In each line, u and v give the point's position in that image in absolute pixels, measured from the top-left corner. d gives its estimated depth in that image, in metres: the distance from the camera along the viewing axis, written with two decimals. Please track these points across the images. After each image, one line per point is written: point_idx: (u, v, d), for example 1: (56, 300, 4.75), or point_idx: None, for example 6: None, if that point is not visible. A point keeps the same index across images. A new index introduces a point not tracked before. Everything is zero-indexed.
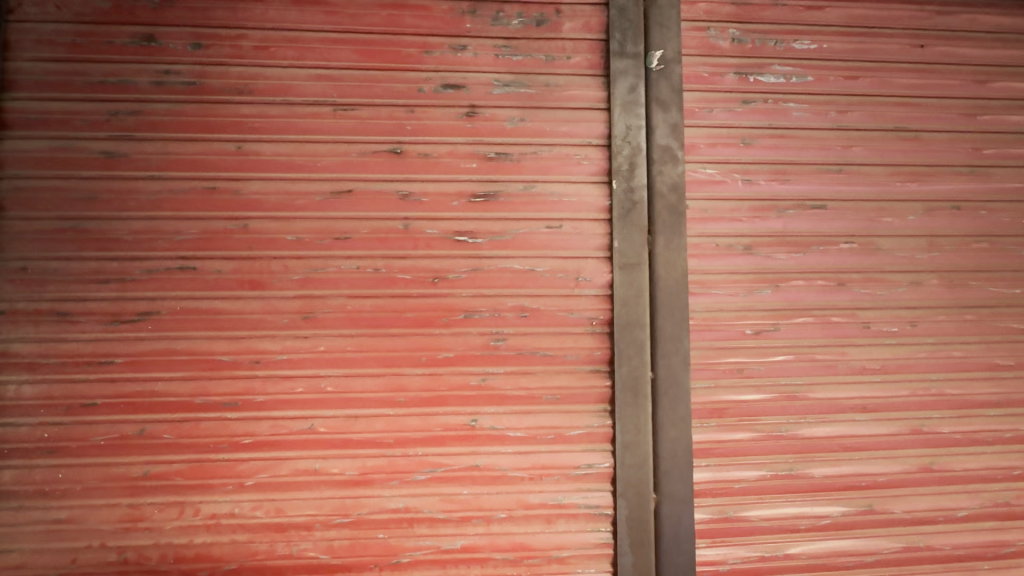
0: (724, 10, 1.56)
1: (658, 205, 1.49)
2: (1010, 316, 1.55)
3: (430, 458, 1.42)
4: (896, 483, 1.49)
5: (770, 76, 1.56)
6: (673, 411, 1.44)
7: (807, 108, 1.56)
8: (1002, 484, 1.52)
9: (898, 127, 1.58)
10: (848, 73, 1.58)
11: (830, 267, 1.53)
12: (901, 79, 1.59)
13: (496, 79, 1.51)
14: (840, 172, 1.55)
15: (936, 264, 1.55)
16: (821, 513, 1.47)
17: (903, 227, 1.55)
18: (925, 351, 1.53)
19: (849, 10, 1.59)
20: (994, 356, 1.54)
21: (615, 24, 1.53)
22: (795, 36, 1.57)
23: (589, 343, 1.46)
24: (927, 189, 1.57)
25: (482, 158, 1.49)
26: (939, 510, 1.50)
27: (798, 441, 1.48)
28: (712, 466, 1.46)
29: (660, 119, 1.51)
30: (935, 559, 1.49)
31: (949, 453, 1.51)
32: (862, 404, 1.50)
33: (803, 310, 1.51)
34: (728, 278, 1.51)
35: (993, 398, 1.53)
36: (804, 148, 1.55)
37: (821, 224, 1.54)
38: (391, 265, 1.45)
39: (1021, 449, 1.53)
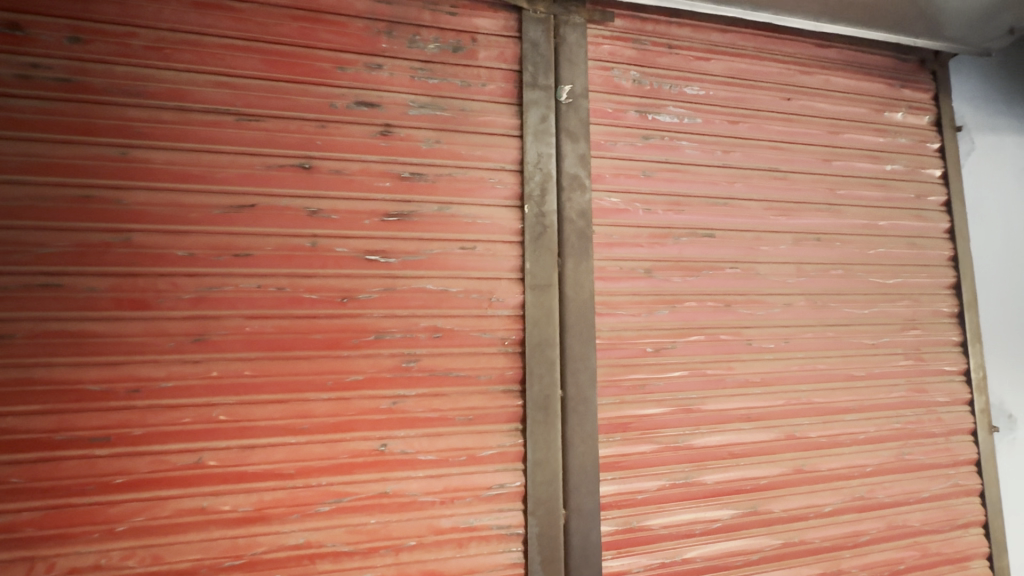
0: (625, 53, 1.71)
1: (567, 229, 1.56)
2: (861, 333, 1.80)
3: (336, 487, 1.35)
4: (775, 484, 1.66)
5: (666, 115, 1.72)
6: (582, 427, 1.50)
7: (698, 146, 1.74)
8: (859, 480, 1.74)
9: (772, 167, 1.80)
10: (731, 118, 1.78)
11: (718, 289, 1.69)
12: (773, 126, 1.82)
13: (412, 100, 1.52)
14: (725, 205, 1.74)
15: (803, 288, 1.77)
16: (713, 517, 1.59)
17: (777, 254, 1.76)
18: (796, 365, 1.73)
19: (731, 63, 1.80)
20: (850, 368, 1.78)
21: (528, 57, 1.61)
22: (687, 82, 1.75)
23: (502, 362, 1.49)
24: (795, 223, 1.79)
25: (396, 177, 1.48)
26: (810, 507, 1.68)
27: (693, 451, 1.60)
28: (617, 478, 1.53)
29: (569, 149, 1.60)
30: (808, 551, 1.66)
31: (817, 455, 1.71)
32: (747, 414, 1.66)
33: (697, 329, 1.65)
34: (631, 300, 1.61)
35: (851, 405, 1.76)
36: (695, 182, 1.72)
37: (710, 251, 1.70)
38: (296, 284, 1.39)
39: (871, 448, 1.77)
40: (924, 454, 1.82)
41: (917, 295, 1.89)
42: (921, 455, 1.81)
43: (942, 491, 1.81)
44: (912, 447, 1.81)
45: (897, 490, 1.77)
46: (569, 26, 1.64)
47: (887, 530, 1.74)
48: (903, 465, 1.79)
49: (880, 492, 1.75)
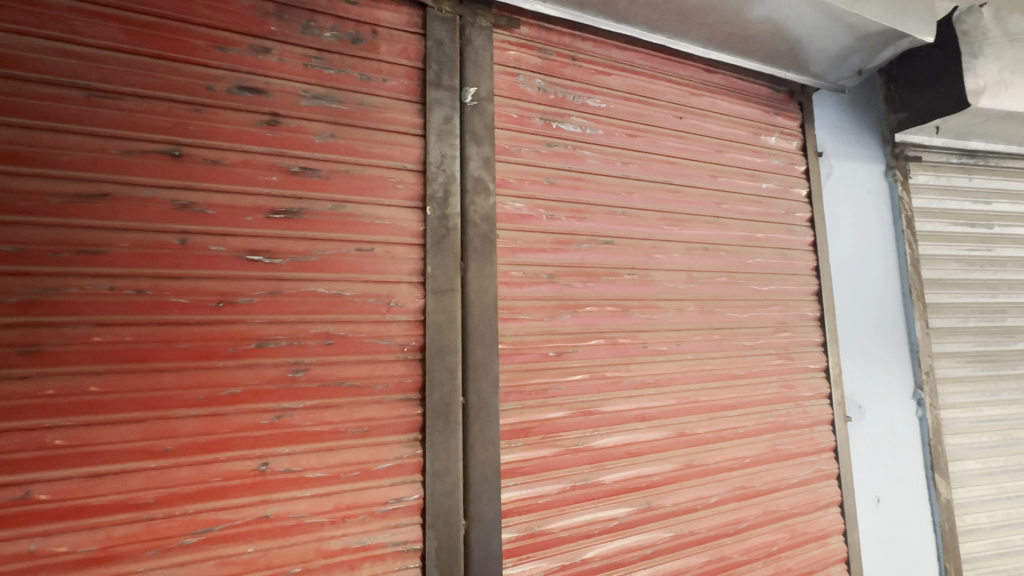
0: (531, 61, 1.73)
1: (470, 233, 1.54)
2: (742, 335, 1.97)
3: (206, 515, 1.20)
4: (666, 480, 1.75)
5: (569, 125, 1.76)
6: (483, 434, 1.47)
7: (599, 156, 1.80)
8: (740, 471, 1.89)
9: (666, 180, 1.92)
10: (629, 131, 1.87)
11: (617, 294, 1.75)
12: (666, 142, 1.94)
13: (304, 90, 1.41)
14: (624, 214, 1.81)
15: (693, 293, 1.89)
16: (611, 515, 1.64)
17: (670, 262, 1.87)
18: (687, 365, 1.84)
19: (629, 79, 1.90)
20: (732, 367, 1.93)
21: (432, 56, 1.57)
22: (589, 94, 1.81)
23: (401, 370, 1.42)
24: (686, 233, 1.92)
25: (284, 171, 1.37)
26: (697, 499, 1.79)
27: (592, 452, 1.64)
28: (519, 484, 1.53)
29: (473, 152, 1.58)
30: (696, 541, 1.77)
31: (703, 449, 1.83)
32: (642, 414, 1.74)
33: (597, 333, 1.70)
34: (534, 305, 1.62)
35: (732, 402, 1.91)
36: (596, 191, 1.78)
37: (610, 257, 1.76)
38: (161, 287, 1.22)
39: (750, 441, 1.93)
40: (793, 444, 2.02)
41: (788, 301, 2.11)
42: (790, 444, 2.01)
43: (808, 477, 2.02)
44: (783, 439, 2.00)
45: (771, 478, 1.95)
46: (474, 28, 1.63)
47: (763, 515, 1.91)
48: (775, 455, 1.98)
49: (757, 481, 1.92)
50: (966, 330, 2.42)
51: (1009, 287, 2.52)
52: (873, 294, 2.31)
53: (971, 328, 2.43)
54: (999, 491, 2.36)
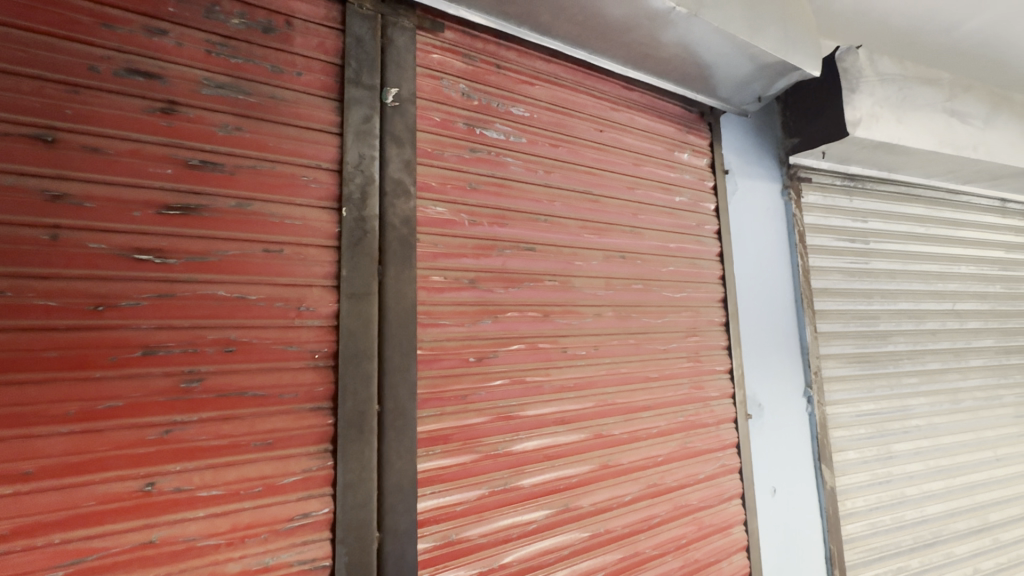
0: (455, 66, 1.73)
1: (389, 236, 1.50)
2: (656, 339, 2.07)
3: (76, 545, 1.07)
4: (584, 481, 1.80)
5: (493, 132, 1.78)
6: (399, 443, 1.43)
7: (521, 164, 1.83)
8: (653, 469, 1.99)
9: (586, 190, 1.99)
10: (551, 141, 1.92)
11: (538, 300, 1.78)
12: (587, 153, 2.02)
13: (206, 78, 1.32)
14: (546, 221, 1.86)
15: (611, 299, 1.97)
16: (530, 519, 1.66)
17: (590, 268, 1.93)
18: (604, 369, 1.91)
19: (552, 91, 1.95)
20: (647, 370, 2.03)
21: (351, 53, 1.52)
22: (513, 103, 1.85)
23: (311, 378, 1.35)
24: (605, 241, 2.00)
25: (181, 164, 1.26)
26: (613, 498, 1.86)
27: (511, 457, 1.65)
28: (436, 492, 1.50)
29: (393, 153, 1.54)
30: (611, 539, 1.83)
31: (619, 450, 1.90)
32: (561, 417, 1.78)
33: (518, 338, 1.72)
34: (455, 310, 1.62)
35: (647, 403, 2.01)
36: (518, 198, 1.80)
37: (532, 263, 1.79)
38: (24, 288, 1.07)
39: (662, 440, 2.03)
40: (701, 441, 2.15)
41: (698, 307, 2.25)
42: (699, 442, 2.14)
43: (714, 472, 2.16)
44: (692, 437, 2.13)
45: (681, 475, 2.06)
46: (397, 28, 1.60)
47: (673, 511, 2.01)
48: (685, 452, 2.09)
49: (668, 478, 2.02)
50: (847, 334, 2.72)
51: (881, 296, 2.86)
52: (771, 302, 2.53)
53: (850, 332, 2.73)
54: (873, 477, 2.66)
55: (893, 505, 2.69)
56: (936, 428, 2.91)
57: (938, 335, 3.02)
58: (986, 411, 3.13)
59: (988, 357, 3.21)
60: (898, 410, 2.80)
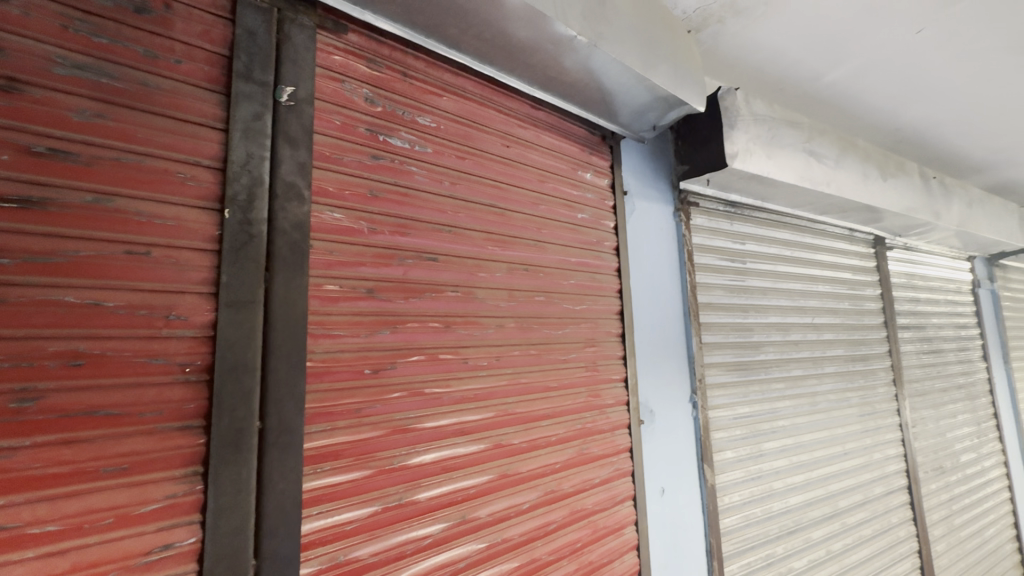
0: (358, 70, 1.69)
1: (278, 241, 1.41)
2: (556, 350, 2.15)
3: None
4: (482, 491, 1.81)
5: (397, 140, 1.76)
6: (283, 461, 1.34)
7: (426, 174, 1.82)
8: (550, 476, 2.05)
9: (491, 203, 2.03)
10: (457, 153, 1.94)
11: (439, 310, 1.78)
12: (493, 167, 2.06)
13: (60, 56, 1.16)
14: (450, 232, 1.87)
15: (514, 311, 2.01)
16: (425, 533, 1.63)
17: (493, 280, 1.97)
18: (506, 379, 1.94)
19: (460, 103, 1.97)
20: (547, 380, 2.09)
21: (242, 45, 1.42)
22: (419, 112, 1.84)
23: (180, 394, 1.23)
24: (509, 254, 2.05)
25: (22, 150, 1.10)
26: (511, 507, 1.89)
27: (407, 471, 1.62)
28: (325, 512, 1.43)
29: (287, 154, 1.46)
30: (508, 548, 1.86)
31: (518, 458, 1.94)
32: (460, 428, 1.78)
33: (417, 349, 1.70)
34: (350, 320, 1.56)
35: (546, 412, 2.07)
36: (422, 208, 1.79)
37: (434, 274, 1.79)
38: None
39: (560, 447, 2.11)
40: (597, 447, 2.26)
41: (597, 319, 2.37)
42: (595, 448, 2.25)
43: (608, 476, 2.27)
44: (589, 443, 2.22)
45: (578, 480, 2.15)
46: (295, 25, 1.53)
47: (569, 515, 2.08)
48: (582, 458, 2.18)
49: (565, 484, 2.10)
50: (727, 344, 3.01)
51: (755, 311, 3.21)
52: (663, 314, 2.73)
53: (729, 342, 3.02)
54: (746, 474, 2.96)
55: (762, 498, 3.01)
56: (798, 428, 3.31)
57: (801, 345, 3.45)
58: (837, 411, 3.61)
59: (839, 364, 3.71)
60: (767, 412, 3.15)
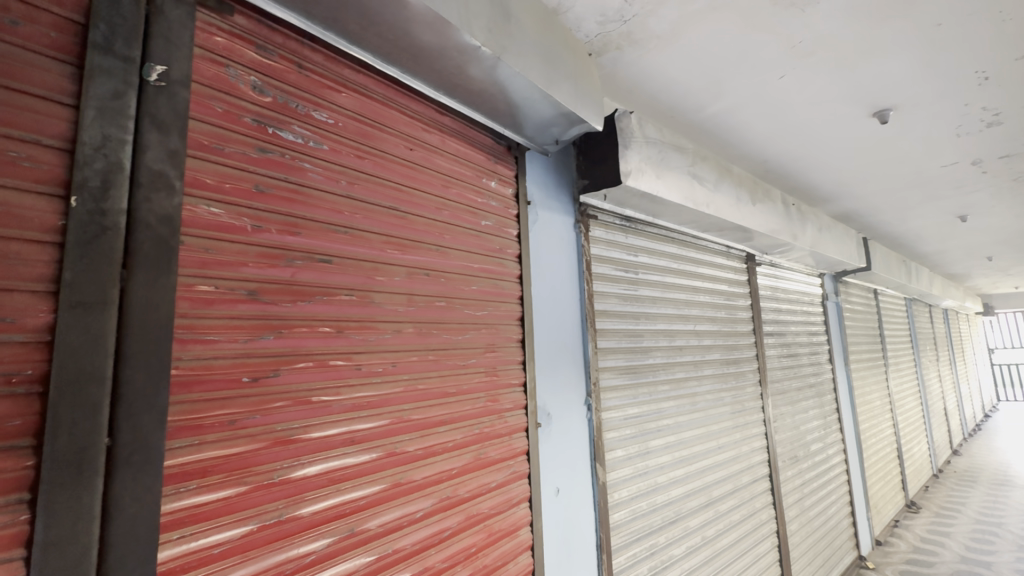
0: (246, 55, 1.57)
1: (140, 235, 1.26)
2: (456, 355, 2.15)
3: None
4: (372, 502, 1.75)
5: (288, 134, 1.66)
6: (138, 482, 1.19)
7: (321, 171, 1.74)
8: (446, 482, 2.04)
9: (392, 206, 1.98)
10: (357, 153, 1.88)
11: (332, 314, 1.71)
12: (395, 169, 2.02)
13: None
14: (346, 234, 1.80)
15: (412, 316, 1.98)
16: (307, 550, 1.55)
17: (391, 284, 1.92)
18: (401, 386, 1.91)
19: (360, 101, 1.92)
20: (445, 386, 2.09)
21: (101, 13, 1.26)
22: (315, 106, 1.76)
23: (2, 409, 1.05)
24: (409, 258, 2.01)
25: None
26: (403, 516, 1.85)
27: (289, 485, 1.53)
28: (188, 536, 1.31)
29: (154, 139, 1.31)
30: (400, 558, 1.82)
31: (413, 466, 1.91)
32: (351, 437, 1.71)
33: (305, 356, 1.61)
34: (227, 325, 1.44)
35: (443, 418, 2.07)
36: (315, 207, 1.71)
37: (327, 277, 1.71)
38: None
39: (457, 452, 2.11)
40: (494, 451, 2.29)
41: (498, 325, 2.41)
42: (492, 452, 2.28)
43: (505, 479, 2.31)
44: (486, 447, 2.25)
45: (474, 485, 2.16)
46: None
47: (464, 521, 2.09)
48: (478, 463, 2.20)
49: (461, 489, 2.10)
50: (619, 349, 3.21)
51: (645, 318, 3.47)
52: (561, 321, 2.85)
53: (622, 348, 3.23)
54: (633, 470, 3.17)
55: (647, 492, 3.24)
56: (680, 426, 3.61)
57: (684, 350, 3.78)
58: (713, 409, 4.00)
59: (715, 367, 4.13)
60: (653, 412, 3.40)
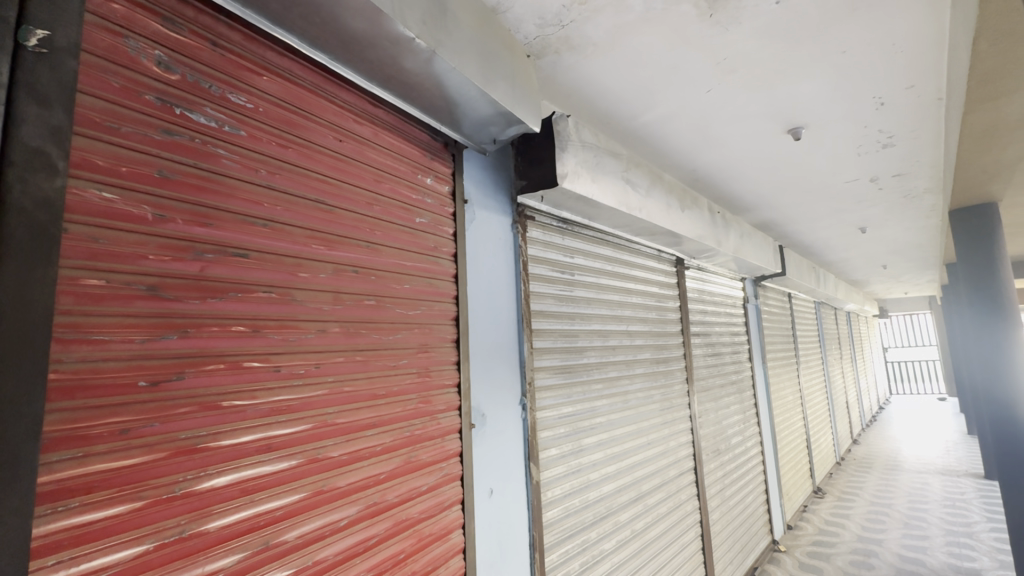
0: (149, 27, 1.43)
1: (10, 221, 1.08)
2: (386, 356, 2.08)
3: None
4: (290, 513, 1.65)
5: (199, 116, 1.53)
6: (3, 503, 1.03)
7: (237, 159, 1.62)
8: (373, 488, 1.97)
9: (318, 199, 1.88)
10: (279, 141, 1.77)
11: (247, 313, 1.59)
12: (322, 160, 1.92)
13: None
14: (265, 226, 1.68)
15: (338, 315, 1.89)
16: (214, 568, 1.44)
17: (316, 281, 1.82)
18: (325, 389, 1.81)
19: (284, 85, 1.81)
20: (374, 388, 2.01)
21: None
22: (231, 88, 1.64)
23: None
24: (336, 254, 1.92)
25: None
26: (325, 526, 1.76)
27: (192, 498, 1.40)
28: (67, 561, 1.17)
29: (32, 113, 1.13)
30: (320, 570, 1.73)
31: (337, 472, 1.82)
32: (267, 444, 1.60)
33: (214, 357, 1.49)
34: (121, 324, 1.30)
35: (371, 421, 1.98)
36: (230, 197, 1.58)
37: (242, 272, 1.59)
38: None
39: (386, 457, 2.04)
40: (426, 454, 2.23)
41: (432, 325, 2.36)
42: (424, 455, 2.22)
43: (436, 482, 2.26)
44: (417, 450, 2.19)
45: (403, 489, 2.10)
46: None
47: (392, 527, 2.03)
48: (409, 467, 2.14)
49: (390, 494, 2.04)
50: (554, 349, 3.25)
51: (580, 319, 3.54)
52: (497, 321, 2.84)
53: (557, 348, 3.27)
54: (567, 468, 3.22)
55: (580, 489, 3.31)
56: (612, 423, 3.72)
57: (617, 349, 3.90)
58: (643, 407, 4.16)
59: (646, 366, 4.29)
60: (587, 411, 3.48)
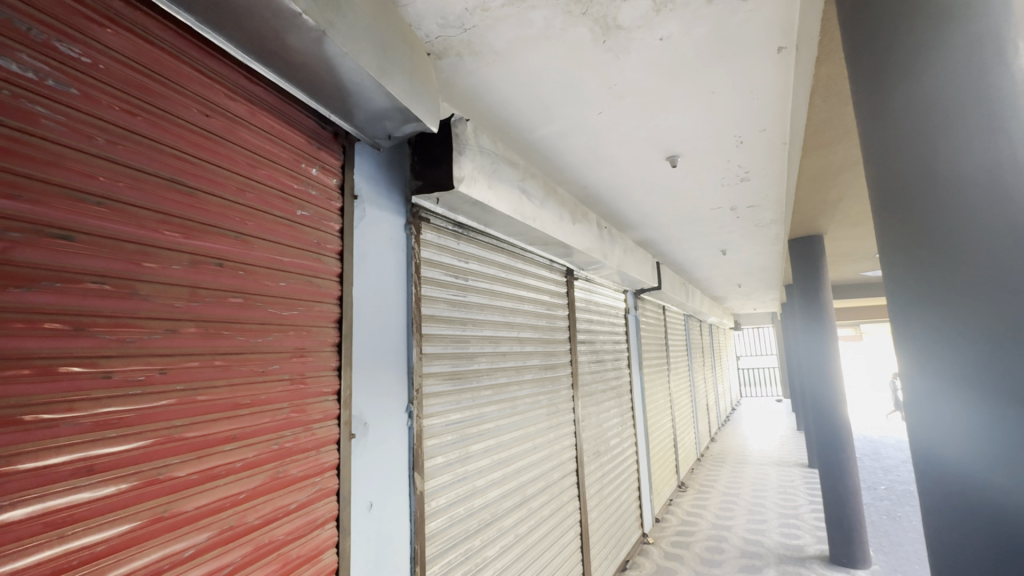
0: None
1: None
2: (254, 361, 1.86)
3: None
4: (117, 547, 1.39)
5: (10, 62, 1.25)
6: None
7: (64, 121, 1.34)
8: (230, 510, 1.74)
9: (174, 178, 1.63)
10: (125, 107, 1.50)
11: (67, 308, 1.32)
12: (182, 134, 1.67)
13: None
14: (100, 205, 1.41)
15: (195, 313, 1.65)
16: None
17: (165, 274, 1.57)
18: (171, 399, 1.56)
19: (136, 43, 1.54)
20: (236, 397, 1.79)
21: None
22: (60, 35, 1.36)
23: None
24: (193, 244, 1.67)
25: None
26: (164, 559, 1.51)
27: None
28: None
29: None
30: None
31: (183, 495, 1.58)
32: (88, 466, 1.33)
33: (15, 361, 1.21)
34: None
35: (231, 435, 1.76)
36: (51, 166, 1.31)
37: (62, 259, 1.32)
38: None
39: (247, 474, 1.82)
40: (297, 468, 2.03)
41: (311, 327, 2.16)
42: (294, 470, 2.02)
43: (308, 499, 2.07)
44: (287, 465, 1.99)
45: (267, 510, 1.89)
46: None
47: (252, 553, 1.81)
48: (275, 484, 1.93)
49: (250, 516, 1.82)
50: (444, 355, 3.19)
51: (471, 325, 3.52)
52: (385, 324, 2.71)
53: (447, 354, 3.21)
54: (452, 476, 3.16)
55: (465, 497, 3.27)
56: (500, 429, 3.74)
57: (507, 356, 3.94)
58: (531, 412, 4.25)
59: (535, 372, 4.40)
60: (475, 417, 3.46)
